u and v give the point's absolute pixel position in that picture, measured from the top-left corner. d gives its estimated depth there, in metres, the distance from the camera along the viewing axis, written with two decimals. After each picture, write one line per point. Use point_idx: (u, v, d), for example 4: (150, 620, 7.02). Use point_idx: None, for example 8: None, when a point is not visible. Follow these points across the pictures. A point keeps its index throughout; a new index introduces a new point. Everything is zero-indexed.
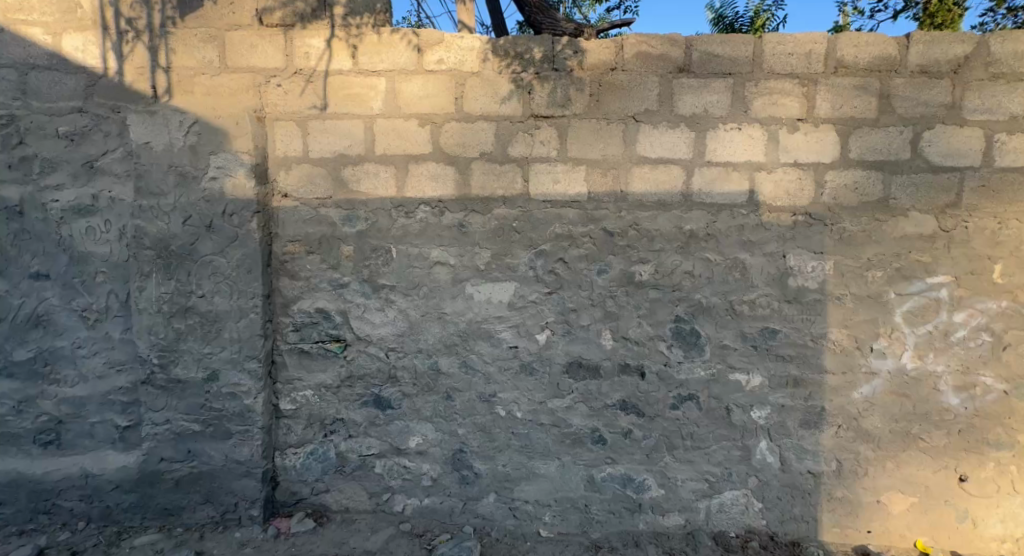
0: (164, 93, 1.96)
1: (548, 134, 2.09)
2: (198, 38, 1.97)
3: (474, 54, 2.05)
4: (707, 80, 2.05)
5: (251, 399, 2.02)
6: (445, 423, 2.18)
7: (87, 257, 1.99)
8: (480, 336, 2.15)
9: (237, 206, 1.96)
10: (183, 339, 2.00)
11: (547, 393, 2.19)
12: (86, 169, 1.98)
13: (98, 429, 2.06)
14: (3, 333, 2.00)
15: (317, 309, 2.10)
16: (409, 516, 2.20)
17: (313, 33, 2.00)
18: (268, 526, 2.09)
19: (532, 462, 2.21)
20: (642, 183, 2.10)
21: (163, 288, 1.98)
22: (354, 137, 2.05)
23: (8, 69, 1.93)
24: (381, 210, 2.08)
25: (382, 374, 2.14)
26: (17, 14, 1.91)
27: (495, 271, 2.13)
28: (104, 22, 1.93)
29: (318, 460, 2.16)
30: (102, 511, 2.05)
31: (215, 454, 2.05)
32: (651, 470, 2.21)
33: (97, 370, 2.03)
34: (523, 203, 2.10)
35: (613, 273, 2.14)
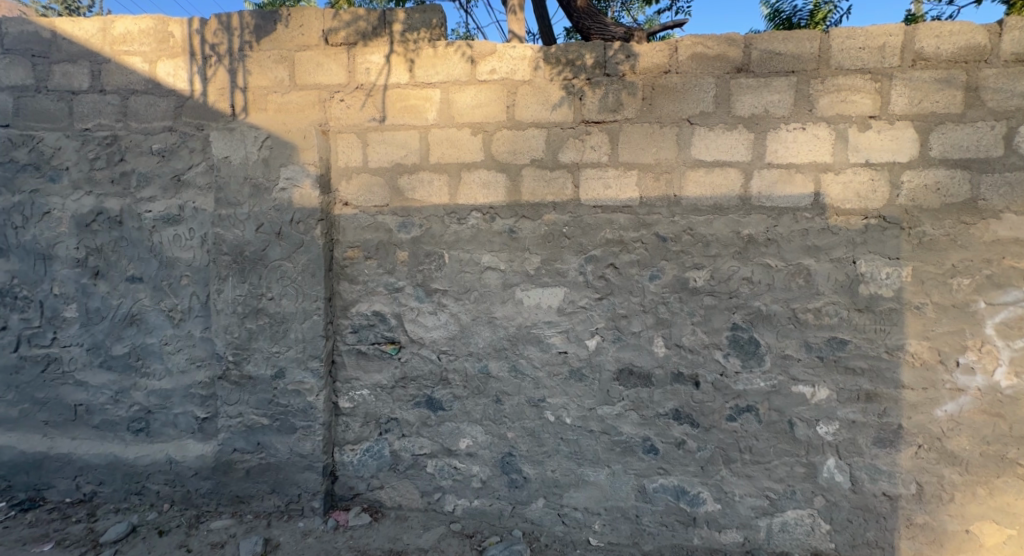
0: (241, 112, 2.14)
1: (599, 140, 2.08)
2: (271, 59, 2.13)
3: (526, 62, 2.09)
4: (767, 79, 1.98)
5: (313, 396, 2.15)
6: (495, 426, 2.21)
7: (174, 262, 2.19)
8: (530, 340, 2.17)
9: (303, 214, 2.10)
10: (254, 338, 2.16)
11: (597, 399, 2.18)
12: (175, 182, 2.18)
13: (181, 419, 2.25)
14: (104, 329, 2.24)
15: (373, 311, 2.19)
16: (459, 516, 2.25)
17: (374, 49, 2.12)
18: (327, 518, 2.20)
19: (581, 469, 2.20)
20: (697, 187, 2.05)
21: (238, 290, 2.14)
22: (410, 147, 2.14)
23: (113, 95, 2.16)
24: (435, 217, 2.15)
25: (434, 375, 2.21)
26: (121, 46, 2.14)
27: (545, 276, 2.14)
28: (191, 50, 2.13)
29: (373, 457, 2.25)
30: (184, 495, 2.23)
31: (281, 447, 2.19)
32: (707, 484, 2.14)
33: (181, 365, 2.23)
34: (573, 208, 2.11)
35: (666, 279, 2.10)
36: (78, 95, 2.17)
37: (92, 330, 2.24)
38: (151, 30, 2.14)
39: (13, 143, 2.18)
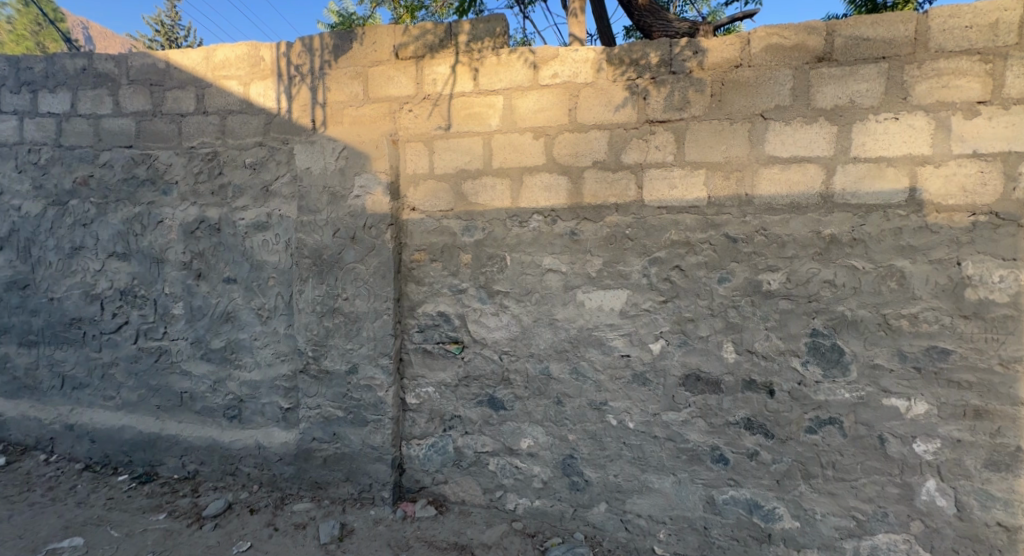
0: (321, 126, 2.31)
1: (664, 139, 2.04)
2: (347, 76, 2.28)
3: (588, 64, 2.09)
4: (852, 67, 1.85)
5: (383, 392, 2.27)
6: (556, 427, 2.23)
7: (263, 265, 2.41)
8: (592, 343, 2.17)
9: (375, 220, 2.23)
10: (330, 335, 2.31)
11: (661, 405, 2.12)
12: (264, 193, 2.39)
13: (268, 408, 2.46)
14: (205, 325, 2.49)
15: (438, 312, 2.28)
16: (521, 515, 2.28)
17: (440, 60, 2.21)
18: (396, 508, 2.31)
19: (645, 476, 2.16)
20: (770, 185, 1.95)
21: (317, 291, 2.31)
22: (474, 153, 2.21)
23: (214, 115, 2.41)
24: (497, 220, 2.20)
25: (496, 375, 2.25)
26: (220, 71, 2.39)
27: (607, 278, 2.13)
28: (279, 71, 2.34)
29: (438, 453, 2.34)
30: (270, 478, 2.43)
31: (354, 438, 2.33)
32: (783, 499, 2.02)
33: (268, 359, 2.44)
34: (636, 209, 2.08)
35: (736, 282, 2.01)
36: (186, 117, 2.44)
37: (195, 326, 2.51)
38: (246, 56, 2.37)
39: (134, 161, 2.50)
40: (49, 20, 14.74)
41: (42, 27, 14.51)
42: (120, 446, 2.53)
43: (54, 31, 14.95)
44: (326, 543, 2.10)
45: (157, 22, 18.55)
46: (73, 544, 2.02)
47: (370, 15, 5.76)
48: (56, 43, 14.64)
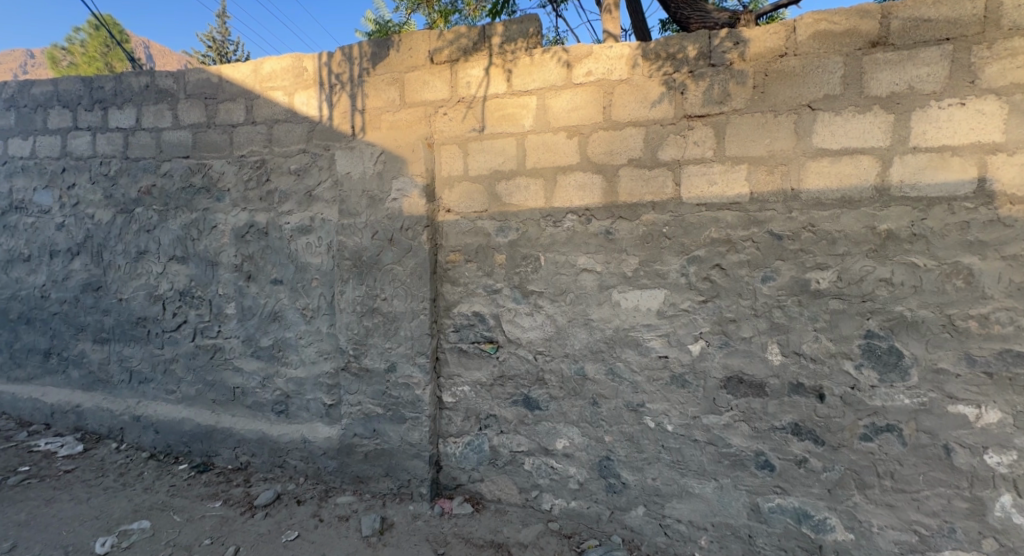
0: (360, 131, 2.38)
1: (702, 134, 1.99)
2: (385, 82, 2.35)
3: (623, 61, 2.07)
4: (911, 51, 1.74)
5: (421, 390, 2.32)
6: (591, 428, 2.21)
7: (306, 267, 2.52)
8: (628, 343, 2.14)
9: (412, 222, 2.28)
10: (370, 334, 2.39)
11: (700, 408, 2.07)
12: (307, 197, 2.50)
13: (312, 404, 2.57)
14: (255, 324, 2.63)
15: (473, 312, 2.31)
16: (557, 516, 2.28)
17: (474, 63, 2.24)
18: (434, 505, 2.36)
19: (685, 480, 2.11)
20: (818, 179, 1.86)
21: (357, 291, 2.39)
22: (508, 154, 2.22)
23: (261, 125, 2.54)
24: (532, 220, 2.21)
25: (531, 375, 2.26)
26: (267, 83, 2.52)
27: (644, 278, 2.09)
28: (321, 80, 2.44)
29: (474, 451, 2.36)
30: (315, 471, 2.53)
31: (393, 435, 2.39)
32: (835, 509, 1.92)
33: (312, 357, 2.55)
34: (674, 207, 2.03)
35: (782, 280, 1.93)
36: (237, 127, 2.58)
37: (246, 325, 2.65)
38: (290, 67, 2.48)
39: (191, 171, 2.67)
40: (117, 43, 15.90)
41: (110, 48, 15.63)
42: (180, 437, 2.70)
43: (122, 52, 16.09)
44: (367, 536, 2.17)
45: (212, 39, 19.65)
46: (141, 526, 2.18)
47: (406, 21, 5.87)
48: (122, 63, 15.75)
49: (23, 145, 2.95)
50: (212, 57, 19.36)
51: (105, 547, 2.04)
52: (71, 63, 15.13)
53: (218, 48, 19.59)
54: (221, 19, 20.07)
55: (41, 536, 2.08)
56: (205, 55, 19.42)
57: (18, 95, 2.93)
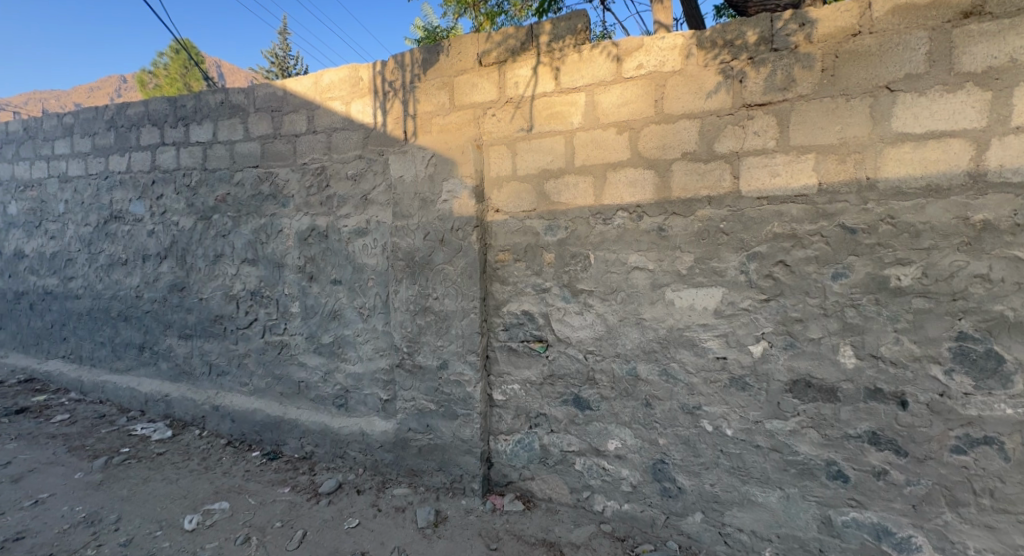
0: (412, 136, 2.46)
1: (764, 124, 1.88)
2: (435, 87, 2.41)
3: (676, 51, 1.99)
4: (1012, 20, 1.55)
5: (472, 387, 2.37)
6: (644, 430, 2.15)
7: (363, 267, 2.64)
8: (682, 343, 2.06)
9: (462, 222, 2.33)
10: (423, 333, 2.46)
11: (763, 412, 1.96)
12: (363, 201, 2.61)
13: (370, 399, 2.68)
14: (317, 322, 2.78)
15: (523, 311, 2.32)
16: (609, 518, 2.24)
17: (523, 63, 2.24)
18: (486, 500, 2.39)
19: (746, 487, 2.01)
20: (897, 167, 1.71)
21: (410, 291, 2.47)
22: (557, 152, 2.20)
23: (322, 134, 2.69)
24: (581, 219, 2.18)
25: (581, 375, 2.24)
26: (327, 93, 2.65)
27: (699, 276, 2.01)
28: (375, 89, 2.54)
29: (525, 449, 2.37)
30: (372, 463, 2.63)
31: (446, 431, 2.45)
32: (921, 527, 1.76)
33: (369, 354, 2.66)
34: (732, 201, 1.94)
35: (856, 278, 1.78)
36: (300, 137, 2.75)
37: (309, 323, 2.81)
38: (347, 77, 2.60)
39: (260, 179, 2.87)
40: (196, 64, 17.30)
41: (188, 70, 17.06)
42: (253, 426, 2.91)
43: (198, 72, 17.49)
44: (423, 527, 2.24)
45: (278, 55, 20.95)
46: (221, 507, 2.38)
47: (453, 26, 6.02)
48: (200, 83, 17.12)
49: (120, 161, 3.29)
50: (273, 73, 20.62)
51: (192, 524, 2.25)
52: (157, 86, 16.63)
53: (280, 64, 20.89)
54: (285, 37, 21.35)
55: (140, 511, 2.33)
56: (269, 71, 20.72)
57: (115, 117, 3.28)
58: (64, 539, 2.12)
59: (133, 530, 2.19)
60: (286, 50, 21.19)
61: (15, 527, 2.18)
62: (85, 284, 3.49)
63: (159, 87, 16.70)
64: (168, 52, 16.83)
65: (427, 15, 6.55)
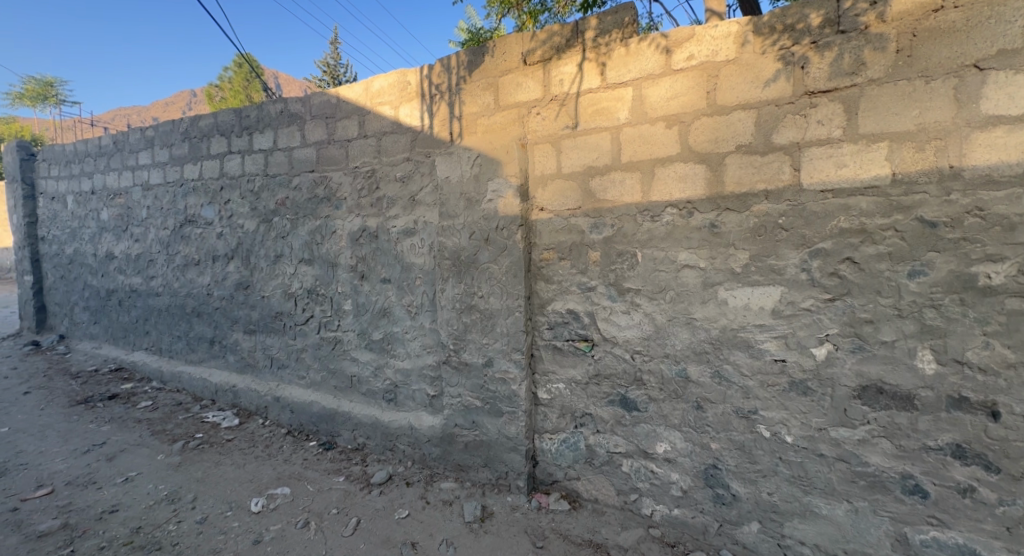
0: (458, 137, 2.49)
1: (829, 112, 1.75)
2: (480, 88, 2.43)
3: (730, 39, 1.89)
4: None
5: (517, 386, 2.37)
6: (695, 433, 2.07)
7: (411, 267, 2.71)
8: (736, 345, 1.96)
9: (507, 222, 2.34)
10: (469, 331, 2.49)
11: (827, 419, 1.83)
12: (411, 202, 2.68)
13: (417, 395, 2.76)
14: (368, 319, 2.89)
15: (568, 310, 2.29)
16: (658, 522, 2.16)
17: (568, 60, 2.21)
18: (532, 498, 2.38)
19: (808, 498, 1.88)
20: (988, 153, 1.55)
21: (456, 289, 2.51)
22: (602, 149, 2.16)
23: (372, 138, 2.78)
24: (627, 216, 2.12)
25: (628, 375, 2.18)
26: (377, 99, 2.74)
27: (755, 274, 1.90)
28: (423, 92, 2.59)
29: (570, 449, 2.34)
30: (420, 456, 2.70)
31: (491, 427, 2.47)
32: (1015, 551, 1.59)
33: (417, 351, 2.73)
34: (791, 195, 1.82)
35: (936, 276, 1.63)
36: (351, 142, 2.85)
37: (360, 320, 2.92)
38: (396, 82, 2.67)
39: (316, 183, 3.01)
40: (257, 76, 18.42)
41: (250, 82, 18.24)
42: (310, 417, 3.07)
43: (259, 83, 18.61)
44: (470, 521, 2.27)
45: (331, 64, 21.87)
46: (284, 492, 2.53)
47: (495, 27, 6.04)
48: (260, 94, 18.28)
49: (193, 169, 3.57)
50: (326, 81, 21.56)
51: (258, 506, 2.41)
52: (222, 97, 17.82)
53: (331, 74, 21.84)
54: (337, 45, 22.25)
55: (213, 492, 2.52)
56: (323, 80, 21.72)
57: (189, 129, 3.56)
58: (150, 514, 2.34)
59: (207, 509, 2.38)
60: (338, 59, 22.11)
61: (109, 501, 2.43)
62: (164, 283, 3.81)
63: (225, 99, 17.94)
64: (231, 65, 17.98)
65: (470, 17, 6.61)
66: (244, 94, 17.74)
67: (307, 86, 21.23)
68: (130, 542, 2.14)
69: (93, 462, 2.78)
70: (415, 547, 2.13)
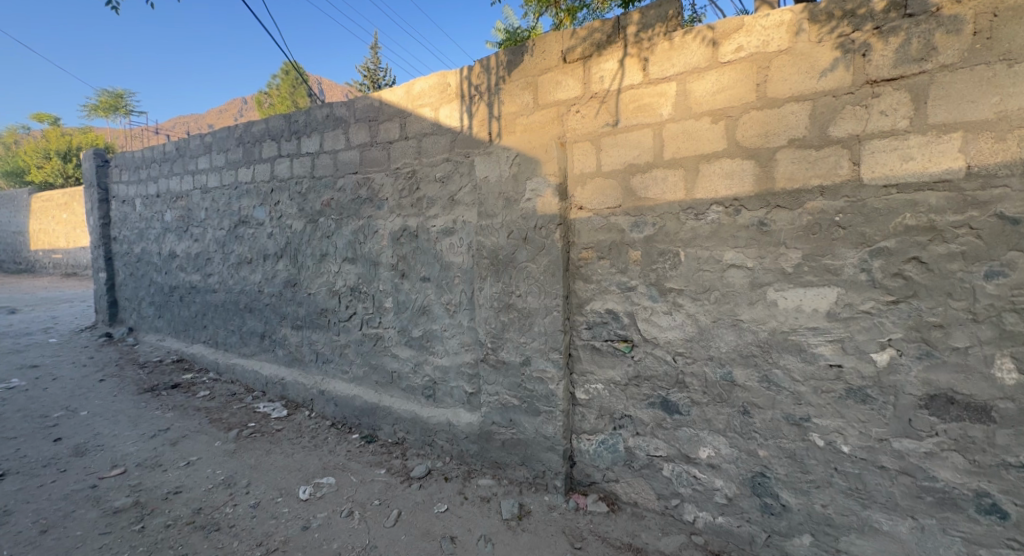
0: (496, 137, 2.49)
1: (894, 101, 1.62)
2: (519, 87, 2.41)
3: (783, 29, 1.78)
4: None
5: (554, 385, 2.35)
6: (741, 439, 1.97)
7: (450, 266, 2.73)
8: (787, 348, 1.86)
9: (545, 220, 2.31)
10: (506, 329, 2.49)
11: (889, 429, 1.71)
12: (450, 202, 2.70)
13: (456, 391, 2.79)
14: (408, 317, 2.94)
15: (607, 310, 2.24)
16: (701, 529, 2.08)
17: (609, 56, 2.15)
18: (569, 499, 2.36)
19: (867, 513, 1.76)
20: None
21: (494, 288, 2.51)
22: (644, 146, 2.08)
23: (412, 140, 2.82)
24: (669, 214, 2.04)
25: (669, 378, 2.11)
26: (418, 100, 2.77)
27: (808, 274, 1.79)
28: (462, 93, 2.60)
29: (609, 450, 2.30)
30: (458, 452, 2.73)
31: (529, 426, 2.46)
32: None
33: (456, 349, 2.76)
34: (850, 191, 1.70)
35: (1018, 277, 1.50)
36: (393, 143, 2.90)
37: (401, 317, 2.98)
38: (436, 84, 2.70)
39: (359, 184, 3.09)
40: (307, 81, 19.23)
41: (300, 87, 19.04)
42: (353, 410, 3.17)
43: (304, 89, 19.35)
44: (507, 519, 2.28)
45: (372, 67, 22.40)
46: (329, 481, 2.63)
47: (532, 26, 6.04)
48: (304, 98, 19.01)
49: (247, 173, 3.74)
50: (368, 85, 22.12)
51: (306, 494, 2.52)
52: (276, 102, 18.70)
53: (370, 77, 22.43)
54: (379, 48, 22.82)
55: (265, 478, 2.66)
56: (365, 83, 22.33)
57: (243, 134, 3.73)
58: (209, 497, 2.49)
59: (260, 495, 2.51)
60: (378, 62, 22.65)
61: (174, 483, 2.61)
62: (221, 280, 4.04)
63: (273, 104, 18.92)
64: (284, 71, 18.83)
65: (506, 17, 6.54)
66: (290, 99, 18.53)
67: (348, 90, 21.91)
68: (192, 522, 2.29)
69: (159, 446, 3.00)
70: (453, 541, 2.16)
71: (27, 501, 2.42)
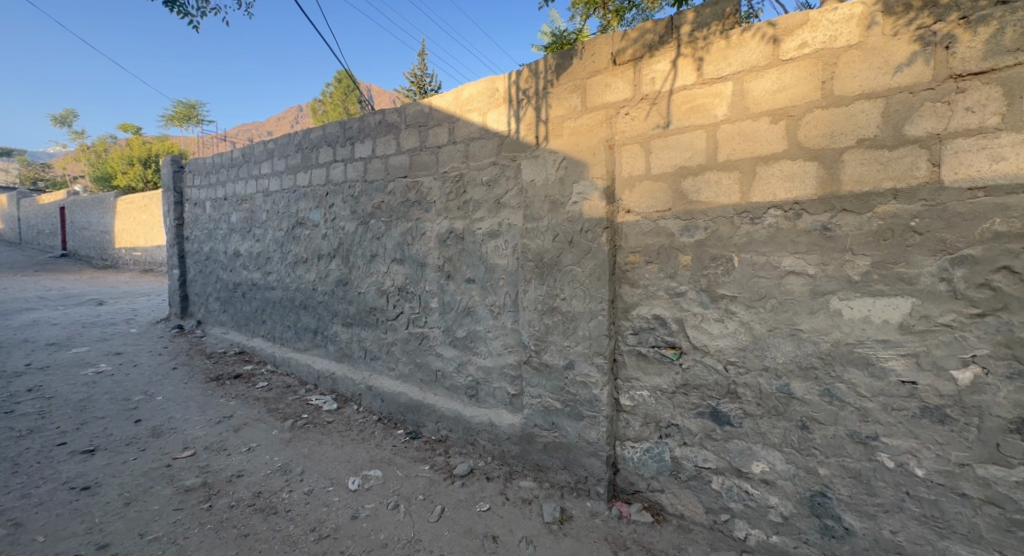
0: (543, 140, 2.46)
1: (983, 97, 1.47)
2: (567, 91, 2.38)
3: (853, 24, 1.65)
4: None
5: (598, 390, 2.31)
6: (799, 456, 1.85)
7: (494, 268, 2.74)
8: (852, 362, 1.72)
9: (592, 223, 2.26)
10: (550, 333, 2.47)
11: (972, 454, 1.56)
12: (496, 204, 2.71)
13: (498, 392, 2.80)
14: (453, 317, 2.98)
15: (655, 315, 2.17)
16: (753, 548, 1.97)
17: (660, 57, 2.07)
18: (612, 506, 2.31)
19: (945, 544, 1.61)
20: None
21: (538, 291, 2.49)
22: (697, 149, 1.99)
23: (460, 144, 2.85)
24: (723, 218, 1.94)
25: (720, 387, 2.01)
26: (466, 105, 2.79)
27: (878, 283, 1.65)
28: (510, 97, 2.59)
29: (654, 459, 2.22)
30: (500, 453, 2.74)
31: (572, 430, 2.43)
32: None
33: (499, 350, 2.77)
34: (928, 194, 1.55)
35: None
36: (441, 148, 2.95)
37: (446, 318, 3.02)
38: (484, 89, 2.70)
39: (408, 188, 3.16)
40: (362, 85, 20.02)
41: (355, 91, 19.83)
42: (399, 406, 3.25)
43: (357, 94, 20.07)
44: (548, 522, 2.26)
45: (422, 71, 22.92)
46: (376, 474, 2.72)
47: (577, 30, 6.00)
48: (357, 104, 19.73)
49: (305, 177, 3.92)
50: (417, 88, 22.66)
51: (354, 485, 2.62)
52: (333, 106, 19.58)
53: (419, 81, 22.96)
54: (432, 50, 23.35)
55: (318, 468, 2.78)
56: (417, 84, 22.87)
57: (302, 141, 3.91)
58: (267, 482, 2.64)
59: (313, 483, 2.63)
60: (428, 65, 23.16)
61: (236, 467, 2.79)
62: (279, 278, 4.26)
63: (330, 108, 19.79)
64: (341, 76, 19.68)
65: (553, 20, 6.49)
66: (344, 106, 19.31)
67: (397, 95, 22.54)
68: (253, 504, 2.44)
69: (223, 432, 3.21)
70: (495, 541, 2.18)
71: (112, 475, 2.66)
